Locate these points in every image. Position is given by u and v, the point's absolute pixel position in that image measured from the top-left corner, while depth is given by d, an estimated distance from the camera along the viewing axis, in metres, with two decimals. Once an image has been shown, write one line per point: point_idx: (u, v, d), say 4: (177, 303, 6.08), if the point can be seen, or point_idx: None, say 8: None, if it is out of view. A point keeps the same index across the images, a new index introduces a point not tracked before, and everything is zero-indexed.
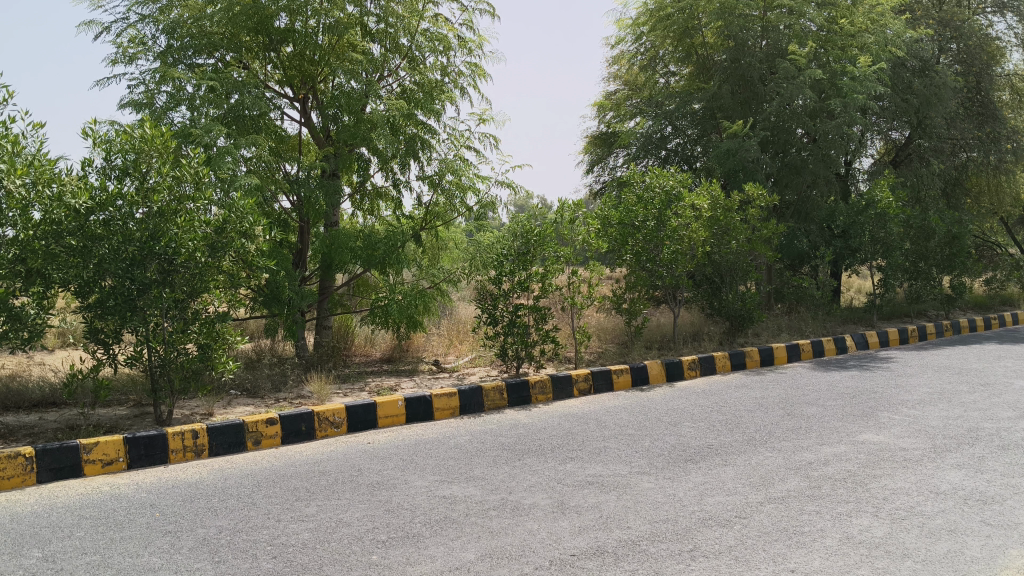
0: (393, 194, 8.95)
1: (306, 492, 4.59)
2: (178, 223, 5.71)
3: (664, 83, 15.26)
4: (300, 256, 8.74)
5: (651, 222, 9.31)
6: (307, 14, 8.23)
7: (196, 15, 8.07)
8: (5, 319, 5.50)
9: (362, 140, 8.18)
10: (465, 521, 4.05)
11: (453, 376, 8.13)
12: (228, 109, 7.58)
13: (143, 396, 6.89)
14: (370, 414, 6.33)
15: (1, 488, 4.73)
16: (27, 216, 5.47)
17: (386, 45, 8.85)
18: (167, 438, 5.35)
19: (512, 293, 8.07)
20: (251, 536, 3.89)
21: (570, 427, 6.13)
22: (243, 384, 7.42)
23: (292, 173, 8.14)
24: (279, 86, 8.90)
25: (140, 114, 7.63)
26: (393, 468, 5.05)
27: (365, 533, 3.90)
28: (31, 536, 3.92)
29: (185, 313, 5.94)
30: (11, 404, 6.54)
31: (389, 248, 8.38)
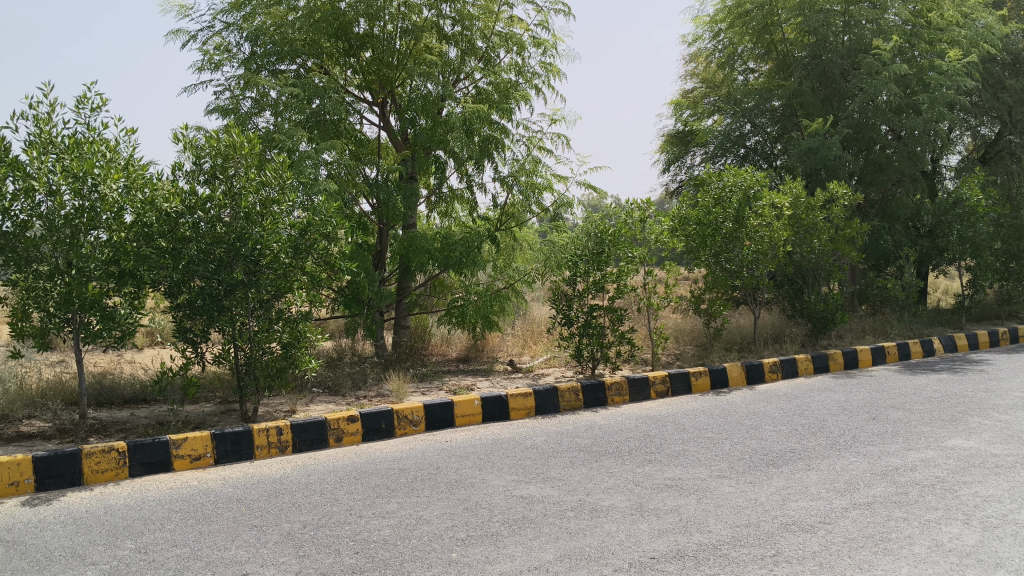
0: (468, 195, 9.03)
1: (386, 489, 4.65)
2: (264, 226, 5.84)
3: (743, 81, 15.01)
4: (378, 258, 8.87)
5: (731, 222, 9.18)
6: (384, 18, 8.38)
7: (278, 23, 8.26)
8: (99, 318, 5.63)
9: (440, 142, 8.26)
10: (544, 522, 4.05)
11: (529, 377, 8.16)
12: (309, 114, 7.74)
13: (230, 393, 7.10)
14: (447, 412, 6.39)
15: (97, 481, 4.92)
16: (122, 219, 5.64)
17: (462, 47, 8.92)
18: (253, 434, 5.49)
19: (588, 293, 8.05)
20: (334, 531, 3.97)
21: (647, 430, 6.08)
22: (324, 383, 7.57)
23: (371, 177, 8.26)
24: (359, 90, 9.06)
25: (226, 119, 7.85)
26: (472, 467, 5.08)
27: (445, 531, 3.94)
28: (125, 528, 4.07)
29: (269, 313, 6.10)
30: (105, 401, 6.82)
31: (465, 250, 8.45)
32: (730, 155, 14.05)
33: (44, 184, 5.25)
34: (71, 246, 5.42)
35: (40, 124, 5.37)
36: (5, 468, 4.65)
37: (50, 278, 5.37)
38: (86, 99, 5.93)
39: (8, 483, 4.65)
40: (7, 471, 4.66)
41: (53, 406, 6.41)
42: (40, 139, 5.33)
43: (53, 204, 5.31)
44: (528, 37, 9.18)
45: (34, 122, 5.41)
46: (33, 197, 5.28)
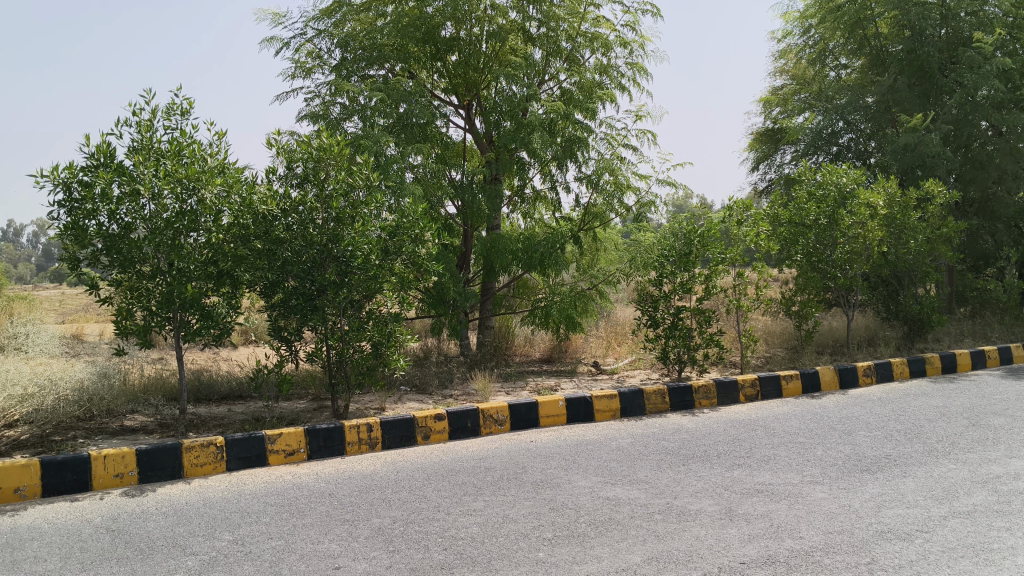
0: (552, 196, 9.05)
1: (473, 487, 4.70)
2: (354, 228, 5.98)
3: (835, 77, 14.67)
4: (463, 259, 8.94)
5: (824, 221, 8.96)
6: (471, 22, 8.51)
7: (367, 29, 8.45)
8: (199, 317, 5.80)
9: (523, 144, 8.30)
10: (631, 524, 4.03)
11: (613, 378, 8.14)
12: (396, 119, 7.90)
13: (321, 391, 7.31)
14: (532, 412, 6.42)
15: (196, 474, 5.10)
16: (220, 221, 5.83)
17: (547, 49, 8.95)
18: (344, 431, 5.62)
19: (674, 294, 7.98)
20: (423, 528, 4.02)
21: (736, 433, 5.99)
22: (411, 381, 7.70)
23: (456, 179, 8.36)
24: (445, 93, 9.21)
25: (316, 125, 8.05)
26: (557, 467, 5.10)
27: (531, 530, 3.96)
28: (223, 520, 4.21)
29: (360, 313, 6.25)
30: (204, 396, 7.09)
31: (548, 250, 8.47)
32: (822, 154, 13.94)
33: (149, 188, 5.46)
34: (172, 248, 5.62)
35: (141, 131, 5.58)
36: (111, 460, 4.85)
37: (153, 279, 5.66)
38: (174, 105, 6.13)
39: (113, 475, 4.85)
40: (113, 463, 4.86)
41: (155, 401, 6.68)
42: (142, 144, 5.55)
43: (156, 208, 5.54)
44: (614, 36, 9.14)
45: (136, 129, 5.63)
46: (137, 201, 5.51)
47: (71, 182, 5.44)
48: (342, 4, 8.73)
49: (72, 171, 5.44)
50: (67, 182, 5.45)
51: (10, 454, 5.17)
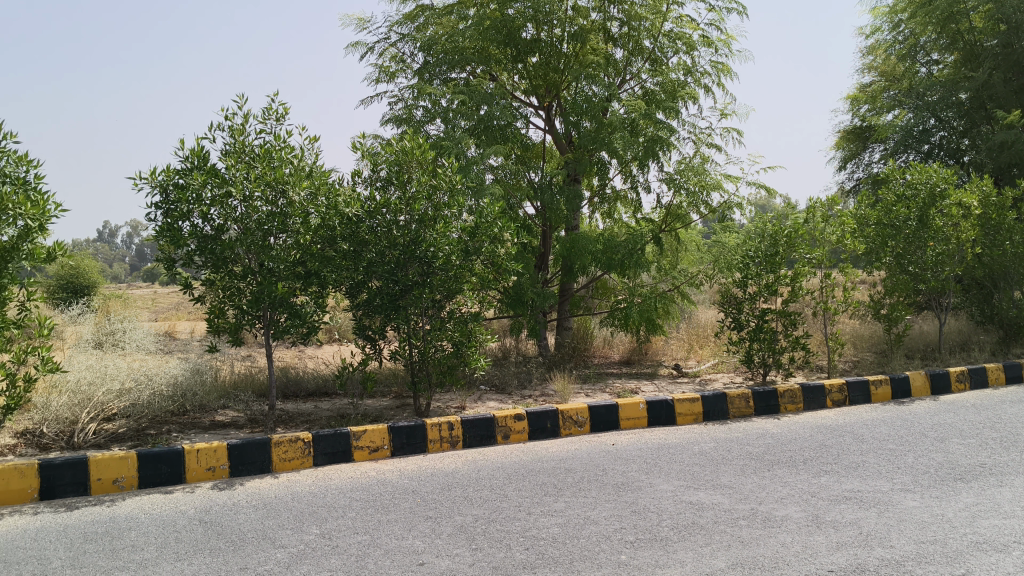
0: (632, 196, 9.01)
1: (554, 487, 4.71)
2: (436, 230, 6.03)
3: (926, 74, 14.06)
4: (542, 260, 9.00)
5: (914, 223, 8.71)
6: (552, 23, 8.49)
7: (449, 32, 8.57)
8: (287, 315, 5.96)
9: (603, 144, 8.26)
10: (714, 529, 3.98)
11: (695, 381, 8.06)
12: (477, 121, 7.95)
13: (404, 389, 7.44)
14: (612, 414, 6.39)
15: (284, 468, 5.24)
16: (308, 222, 5.91)
17: (629, 48, 8.91)
18: (426, 429, 5.70)
19: (759, 296, 7.84)
20: (504, 526, 4.05)
21: (823, 439, 5.87)
22: (491, 381, 7.77)
23: (536, 180, 8.40)
24: (525, 95, 9.25)
25: (400, 128, 8.18)
26: (638, 470, 5.07)
27: (613, 532, 3.95)
28: (310, 514, 4.31)
29: (441, 313, 6.33)
30: (291, 393, 7.29)
31: (629, 252, 8.40)
32: (912, 151, 13.51)
33: (240, 190, 5.63)
34: (261, 248, 5.79)
35: (234, 135, 5.77)
36: (203, 454, 5.01)
37: (243, 279, 5.86)
38: (272, 110, 6.32)
39: (206, 468, 5.02)
40: (205, 456, 5.02)
41: (244, 397, 6.89)
42: (235, 148, 5.74)
43: (247, 209, 5.71)
44: (699, 36, 9.05)
45: (229, 133, 5.82)
46: (229, 202, 5.68)
47: (167, 185, 5.64)
48: (426, 9, 8.92)
49: (168, 173, 5.65)
50: (163, 185, 5.66)
51: (110, 447, 5.39)
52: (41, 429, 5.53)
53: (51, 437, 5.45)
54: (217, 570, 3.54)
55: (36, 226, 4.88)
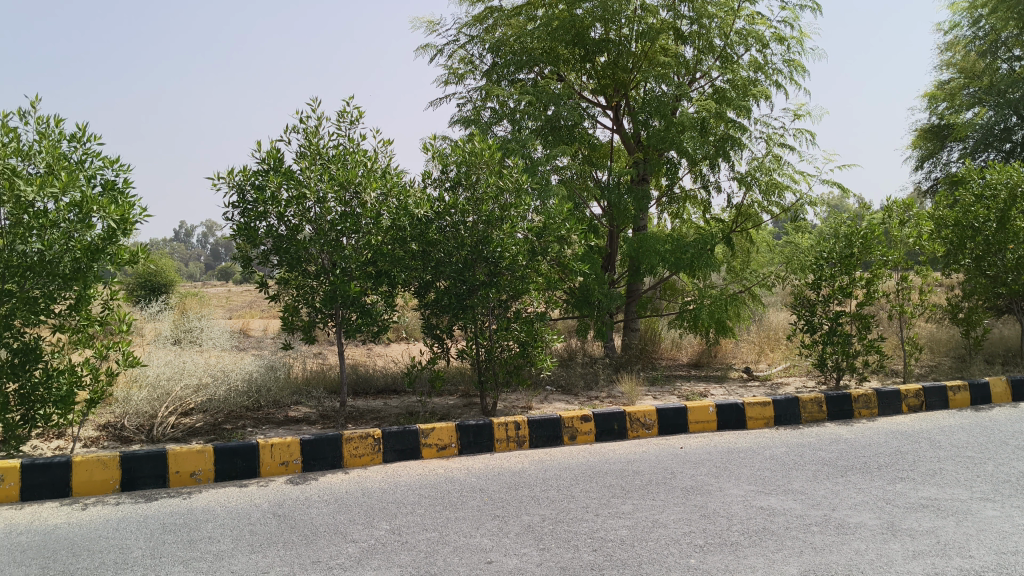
0: (702, 196, 8.95)
1: (621, 489, 4.70)
2: (503, 229, 6.04)
3: (1009, 70, 13.68)
4: (609, 260, 8.99)
5: (994, 224, 8.44)
6: (620, 22, 8.44)
7: (518, 33, 8.66)
8: (358, 314, 6.12)
9: (672, 143, 8.19)
10: (786, 535, 3.93)
11: (765, 385, 7.95)
12: (545, 121, 7.99)
13: (471, 387, 7.51)
14: (681, 418, 6.34)
15: (354, 464, 5.33)
16: (379, 223, 6.05)
17: (699, 46, 8.80)
18: (493, 428, 5.74)
19: (833, 299, 7.73)
20: (572, 527, 4.06)
21: (898, 445, 5.73)
22: (558, 381, 7.79)
23: (603, 180, 8.41)
24: (593, 95, 9.25)
25: (468, 129, 8.25)
26: (707, 474, 5.03)
27: (682, 536, 3.92)
28: (380, 510, 4.38)
29: (507, 313, 6.36)
30: (361, 390, 7.43)
31: (698, 252, 8.31)
32: (994, 151, 13.17)
33: (314, 192, 5.77)
34: (334, 247, 5.92)
35: (309, 137, 5.96)
36: (277, 449, 5.13)
37: (318, 278, 6.02)
38: (345, 113, 6.50)
39: (279, 463, 5.14)
40: (279, 451, 5.14)
41: (316, 394, 7.02)
42: (310, 150, 5.94)
43: (321, 210, 5.84)
44: (771, 32, 8.92)
45: (304, 135, 6.01)
46: (304, 204, 5.82)
47: (244, 185, 5.80)
48: (494, 11, 8.99)
49: (246, 174, 5.81)
50: (241, 185, 5.81)
51: (188, 440, 5.55)
52: (122, 423, 5.70)
53: (132, 430, 5.64)
54: (291, 562, 3.62)
55: (121, 228, 5.04)
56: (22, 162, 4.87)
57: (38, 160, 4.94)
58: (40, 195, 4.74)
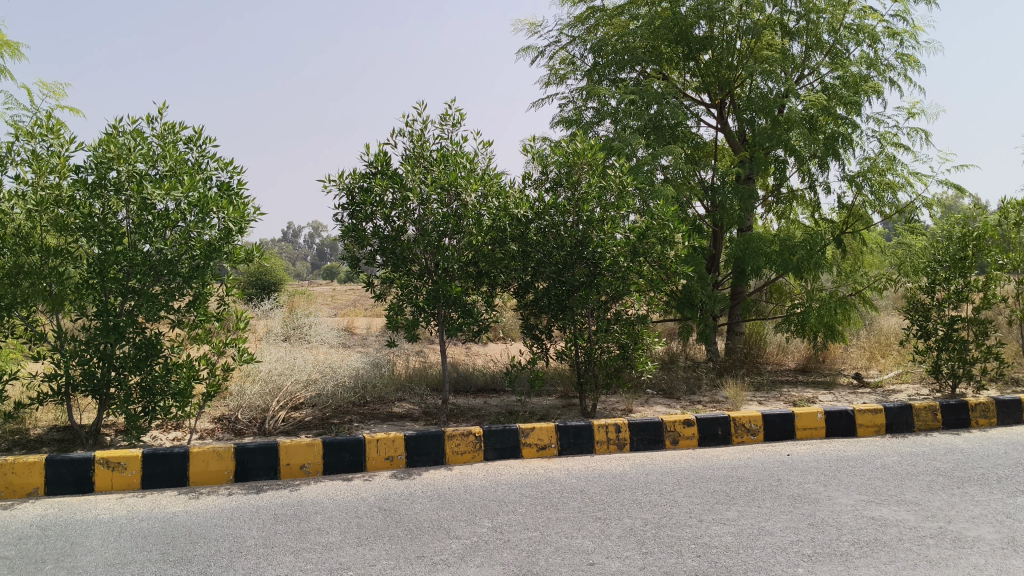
0: (810, 196, 8.75)
1: (726, 495, 4.61)
2: (603, 230, 6.00)
3: None
4: (713, 261, 8.91)
5: None
6: (725, 19, 8.31)
7: (620, 32, 8.63)
8: (460, 314, 6.24)
9: (779, 141, 8.00)
10: (899, 546, 3.78)
11: (876, 391, 7.69)
12: (647, 120, 7.92)
13: (571, 388, 7.53)
14: (787, 424, 6.19)
15: (456, 461, 5.39)
16: (480, 224, 6.05)
17: (807, 42, 8.57)
18: (593, 429, 5.73)
19: (948, 303, 7.40)
20: (675, 532, 4.01)
21: (1020, 457, 5.46)
22: (659, 385, 7.72)
23: (707, 180, 8.32)
24: (697, 93, 9.14)
25: (569, 129, 8.26)
26: (815, 482, 4.89)
27: (789, 544, 3.82)
28: (482, 508, 4.41)
29: (607, 314, 6.33)
30: (462, 388, 7.52)
31: (808, 254, 8.14)
32: None
33: (417, 194, 5.86)
34: (437, 249, 6.00)
35: (414, 140, 6.07)
36: (382, 444, 5.24)
37: (421, 278, 6.16)
38: (448, 115, 6.56)
39: (384, 457, 5.25)
40: (384, 446, 5.25)
41: (419, 391, 7.14)
42: (414, 153, 6.04)
43: (424, 211, 5.91)
44: (883, 27, 8.62)
45: (409, 139, 6.12)
46: (408, 205, 5.91)
47: (353, 188, 5.95)
48: (596, 10, 8.97)
49: (355, 177, 5.96)
50: (349, 188, 5.97)
51: (297, 433, 5.71)
52: (236, 416, 5.98)
53: (245, 423, 5.85)
54: (396, 556, 3.69)
55: (237, 228, 5.25)
56: (148, 165, 5.13)
57: (161, 163, 5.18)
58: (164, 197, 4.96)
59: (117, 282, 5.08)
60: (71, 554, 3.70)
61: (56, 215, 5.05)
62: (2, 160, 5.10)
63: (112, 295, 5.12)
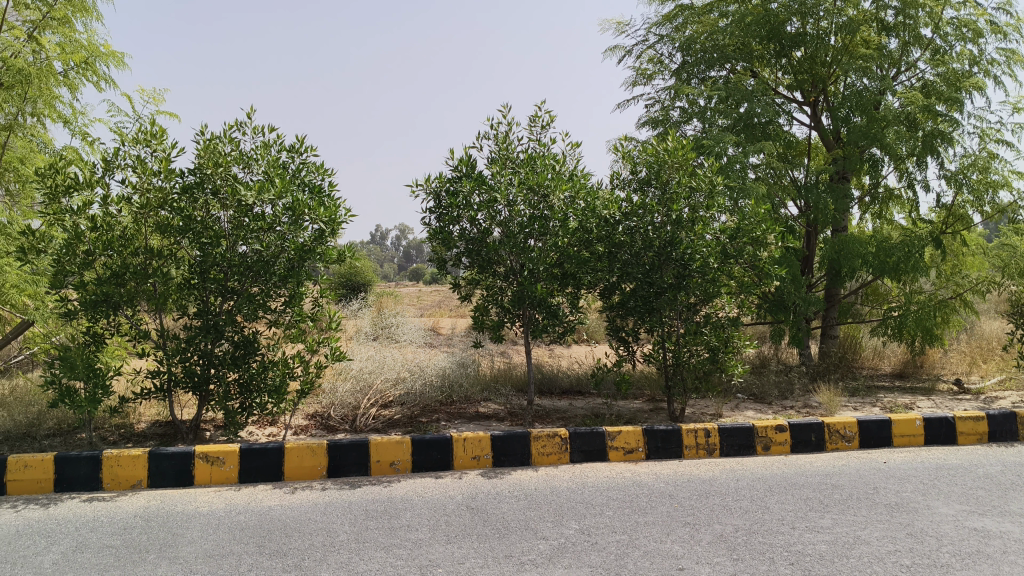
0: (908, 195, 8.48)
1: (820, 503, 4.50)
2: (693, 231, 5.94)
3: None
4: (807, 263, 8.78)
5: None
6: (818, 15, 8.06)
7: (710, 30, 8.54)
8: (545, 316, 6.20)
9: (876, 139, 7.76)
10: (1004, 559, 3.63)
11: (979, 398, 7.40)
12: (737, 118, 7.81)
13: (658, 392, 7.51)
14: (884, 431, 6.00)
15: (543, 463, 5.41)
16: (567, 225, 6.02)
17: (905, 38, 8.31)
18: (682, 434, 5.65)
19: None
20: (767, 539, 3.93)
21: None
22: (750, 389, 7.58)
23: (800, 179, 8.14)
24: (789, 91, 8.95)
25: (657, 129, 8.19)
26: (913, 491, 4.73)
27: (887, 554, 3.71)
28: (569, 509, 4.41)
29: (696, 316, 6.26)
30: (547, 390, 7.54)
31: (905, 255, 7.89)
32: None
33: (504, 196, 5.85)
34: (522, 250, 5.98)
35: (499, 143, 6.10)
36: (470, 443, 5.29)
37: (506, 278, 6.18)
38: (537, 117, 6.57)
39: (471, 456, 5.30)
40: (471, 446, 5.30)
41: (505, 391, 7.19)
42: (501, 155, 6.08)
43: (510, 212, 5.91)
44: (987, 21, 8.29)
45: (495, 141, 6.17)
46: (494, 207, 5.93)
47: (440, 191, 6.03)
48: (684, 8, 8.94)
49: (441, 181, 6.03)
50: (437, 191, 6.05)
51: (387, 431, 5.81)
52: (329, 413, 6.13)
53: (337, 419, 5.99)
54: (484, 554, 3.71)
55: (329, 230, 5.34)
56: (243, 169, 5.28)
57: (256, 167, 5.33)
58: (258, 199, 5.12)
59: (217, 282, 5.24)
60: (173, 544, 3.84)
61: (159, 217, 5.23)
62: (109, 164, 5.32)
63: (212, 294, 5.30)
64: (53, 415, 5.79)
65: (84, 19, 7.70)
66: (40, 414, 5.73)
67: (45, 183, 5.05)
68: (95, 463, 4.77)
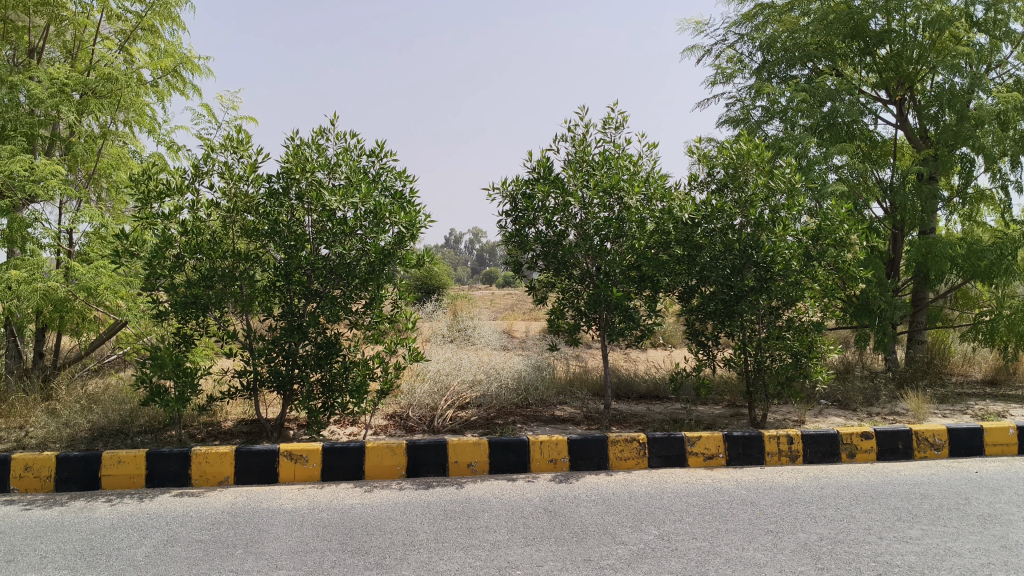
0: (1000, 196, 8.21)
1: (908, 513, 4.37)
2: (775, 232, 5.84)
3: None
4: (892, 266, 8.55)
5: None
6: (904, 12, 7.90)
7: (792, 29, 8.43)
8: (622, 319, 6.18)
9: (965, 139, 7.52)
10: None
11: None
12: (820, 117, 7.66)
13: (737, 397, 7.41)
14: (975, 439, 5.84)
15: (621, 467, 5.39)
16: (644, 227, 6.01)
17: (996, 34, 8.06)
18: (764, 440, 5.55)
19: None
20: (853, 549, 3.83)
21: None
22: (833, 396, 7.43)
23: (885, 179, 7.98)
24: (875, 90, 8.75)
25: (737, 130, 8.09)
26: (1008, 502, 4.56)
27: (981, 567, 3.58)
28: (648, 515, 4.37)
29: (779, 321, 6.14)
30: (624, 394, 7.50)
31: (998, 257, 7.64)
32: None
33: (580, 199, 5.90)
34: (598, 253, 6.02)
35: (576, 145, 6.12)
36: (546, 446, 5.31)
37: (582, 282, 6.19)
38: (610, 119, 6.56)
39: (548, 459, 5.31)
40: (548, 448, 5.31)
41: (581, 395, 7.18)
42: (577, 157, 6.09)
43: (587, 215, 5.95)
44: None
45: (572, 144, 6.17)
46: (569, 210, 5.98)
47: (516, 194, 6.06)
48: (765, 7, 8.90)
49: (518, 183, 6.07)
50: (514, 194, 6.10)
51: (465, 432, 5.87)
52: (408, 413, 6.21)
53: (415, 420, 6.06)
54: (563, 558, 3.70)
55: (409, 234, 5.42)
56: (328, 174, 5.39)
57: (341, 173, 5.44)
58: (341, 204, 5.23)
59: (301, 284, 5.37)
60: (259, 540, 3.93)
61: (245, 221, 5.40)
62: (197, 170, 5.50)
63: (295, 296, 5.42)
64: (145, 413, 5.98)
65: (173, 28, 7.94)
66: (132, 411, 5.92)
67: (137, 188, 5.24)
68: (184, 459, 4.91)
